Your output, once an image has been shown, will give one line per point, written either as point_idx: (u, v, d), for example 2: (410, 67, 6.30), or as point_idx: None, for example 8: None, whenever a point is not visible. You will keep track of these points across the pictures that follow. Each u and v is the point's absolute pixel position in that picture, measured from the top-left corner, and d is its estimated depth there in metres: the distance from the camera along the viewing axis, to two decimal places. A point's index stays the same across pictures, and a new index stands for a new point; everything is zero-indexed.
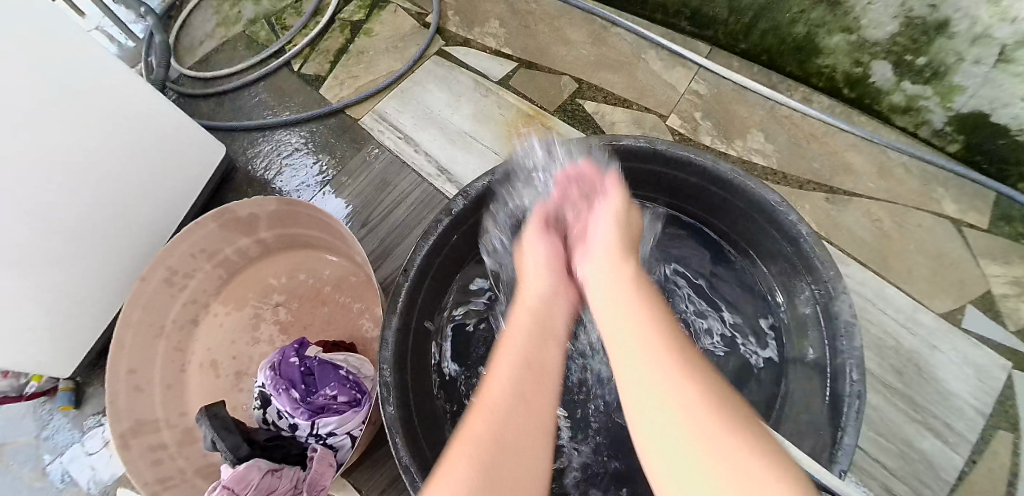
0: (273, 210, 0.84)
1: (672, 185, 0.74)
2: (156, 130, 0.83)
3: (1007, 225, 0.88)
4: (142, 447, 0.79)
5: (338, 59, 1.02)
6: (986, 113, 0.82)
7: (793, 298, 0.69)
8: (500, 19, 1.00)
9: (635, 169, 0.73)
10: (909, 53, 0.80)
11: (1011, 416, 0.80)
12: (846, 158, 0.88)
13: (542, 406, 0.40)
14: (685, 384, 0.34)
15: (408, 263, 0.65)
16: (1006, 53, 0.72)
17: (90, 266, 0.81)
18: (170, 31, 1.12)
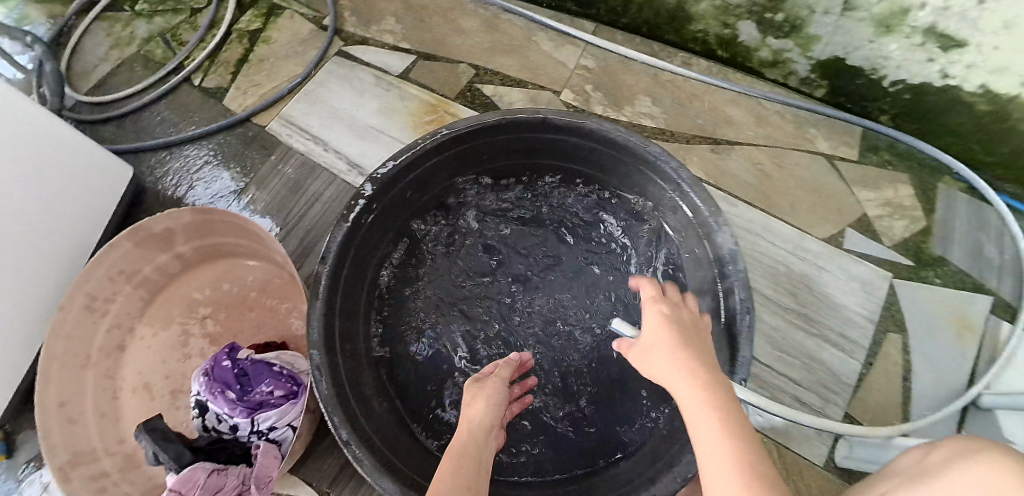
0: (189, 221, 0.84)
1: (562, 151, 0.80)
2: (41, 146, 0.79)
3: (874, 155, 1.00)
4: (82, 477, 0.78)
5: (238, 69, 1.04)
6: (842, 57, 0.93)
7: (682, 239, 0.76)
8: (395, 16, 1.04)
9: (527, 139, 0.78)
10: (768, 11, 0.89)
11: (897, 318, 0.91)
12: (726, 112, 0.96)
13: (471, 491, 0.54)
14: (731, 473, 0.39)
15: (326, 251, 0.68)
16: (850, 2, 0.84)
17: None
18: (61, 57, 1.10)
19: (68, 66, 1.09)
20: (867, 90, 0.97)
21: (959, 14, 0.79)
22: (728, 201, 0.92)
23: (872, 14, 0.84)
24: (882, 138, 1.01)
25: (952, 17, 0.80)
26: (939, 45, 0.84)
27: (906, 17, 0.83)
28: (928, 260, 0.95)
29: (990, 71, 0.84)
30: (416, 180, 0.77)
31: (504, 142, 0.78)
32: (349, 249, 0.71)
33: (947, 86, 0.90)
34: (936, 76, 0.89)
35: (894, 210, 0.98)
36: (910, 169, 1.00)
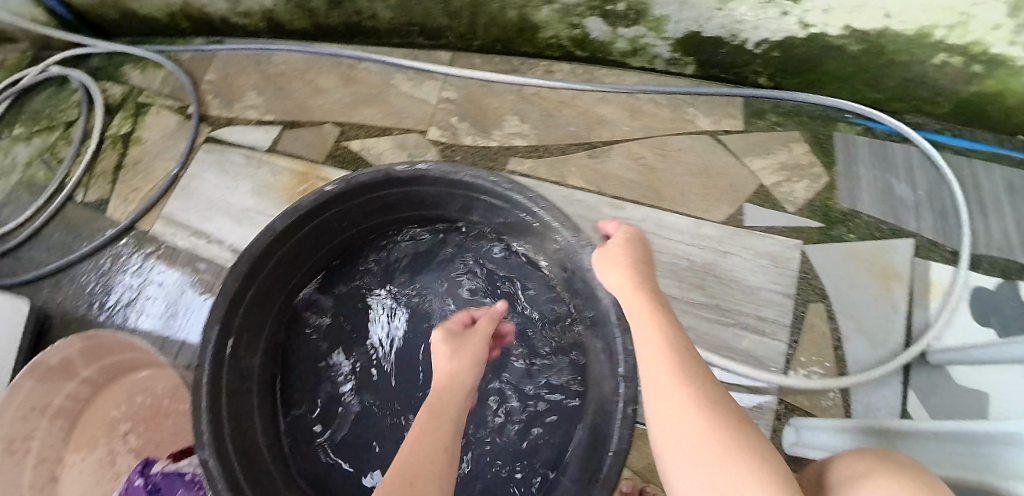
0: (81, 347, 0.85)
1: (422, 197, 0.76)
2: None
3: (761, 119, 0.98)
4: None
5: (116, 177, 1.03)
6: (698, 29, 0.90)
7: (558, 262, 0.71)
8: (255, 89, 1.03)
9: (383, 193, 0.74)
10: (607, 3, 0.86)
11: (816, 286, 0.89)
12: (597, 112, 0.94)
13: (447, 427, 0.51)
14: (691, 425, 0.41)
15: (195, 362, 0.61)
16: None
17: None
18: None
19: None
20: (733, 57, 0.95)
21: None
22: (613, 205, 0.89)
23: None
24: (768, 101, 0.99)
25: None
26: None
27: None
28: (836, 216, 0.93)
29: (848, 11, 0.81)
30: (281, 258, 0.71)
31: (361, 202, 0.74)
32: (226, 347, 0.65)
33: (812, 35, 0.87)
34: (796, 28, 0.86)
35: (793, 172, 0.96)
36: (800, 124, 0.99)
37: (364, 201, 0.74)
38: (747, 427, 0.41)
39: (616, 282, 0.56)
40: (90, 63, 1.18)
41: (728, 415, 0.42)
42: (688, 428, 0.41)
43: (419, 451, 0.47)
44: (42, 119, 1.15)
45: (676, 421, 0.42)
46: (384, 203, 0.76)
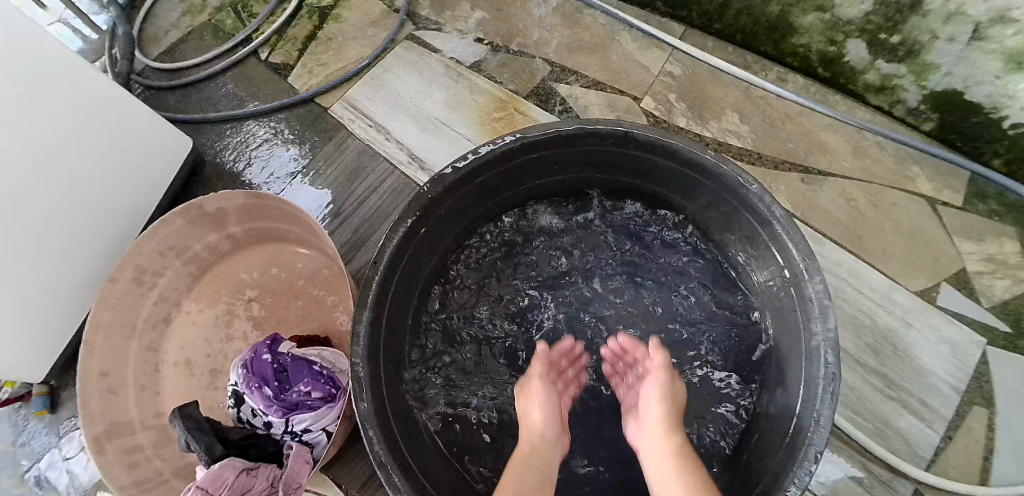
0: (242, 203, 0.79)
1: (642, 167, 0.72)
2: (99, 111, 0.78)
3: (982, 203, 0.84)
4: (117, 450, 0.75)
5: (306, 46, 1.01)
6: (959, 90, 0.78)
7: (767, 279, 0.68)
8: (470, 3, 0.99)
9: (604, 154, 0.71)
10: (883, 31, 0.77)
11: (987, 392, 0.75)
12: (820, 137, 0.88)
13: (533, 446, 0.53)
14: None
15: (379, 254, 0.63)
16: (980, 31, 0.70)
17: (61, 268, 0.79)
18: (134, 21, 1.10)
19: (140, 30, 1.09)
20: (980, 129, 0.81)
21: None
22: (813, 238, 0.84)
23: (1003, 47, 0.70)
24: (992, 184, 0.84)
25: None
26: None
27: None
28: None
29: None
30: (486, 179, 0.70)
31: (579, 152, 0.71)
32: (407, 248, 0.66)
33: None
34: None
35: (996, 266, 0.81)
36: (1019, 222, 0.82)
37: (588, 151, 0.70)
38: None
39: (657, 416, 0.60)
40: None
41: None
42: None
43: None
44: None
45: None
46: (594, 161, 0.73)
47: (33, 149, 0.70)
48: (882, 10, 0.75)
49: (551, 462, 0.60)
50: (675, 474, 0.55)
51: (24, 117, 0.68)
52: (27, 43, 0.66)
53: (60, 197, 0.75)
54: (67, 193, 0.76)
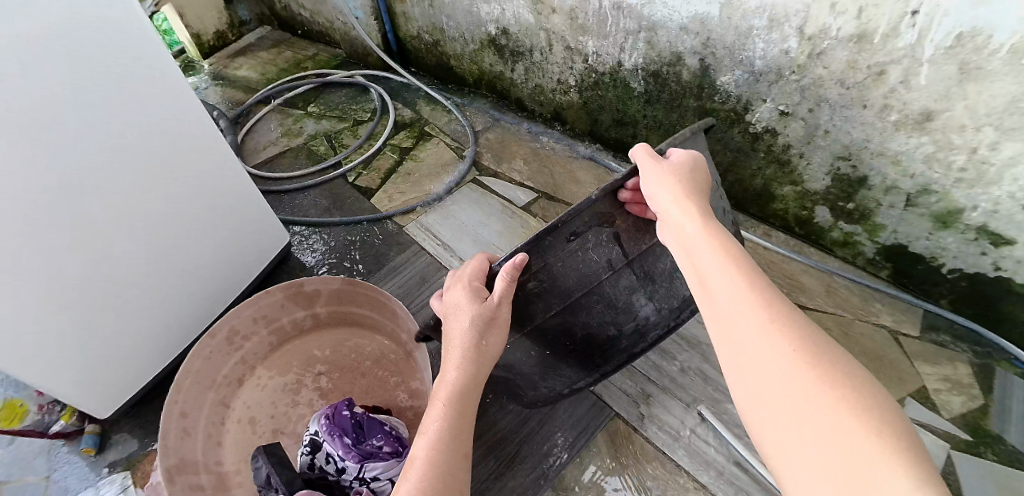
0: (336, 288, 0.97)
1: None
2: (234, 209, 1.05)
3: (935, 333, 1.03)
4: (183, 484, 0.83)
5: (387, 176, 1.27)
6: (904, 244, 1.01)
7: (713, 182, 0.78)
8: (523, 158, 1.27)
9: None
10: (841, 200, 1.03)
11: (956, 489, 0.88)
12: (800, 279, 1.11)
13: (454, 416, 0.58)
14: (735, 280, 0.47)
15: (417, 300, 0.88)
16: (911, 199, 0.95)
17: (158, 311, 0.99)
18: (238, 132, 1.39)
19: (243, 141, 1.38)
20: (925, 274, 1.03)
21: (1006, 217, 0.86)
22: None
23: (931, 212, 0.94)
24: (944, 320, 1.04)
25: (1001, 220, 0.87)
26: (990, 240, 0.90)
27: (961, 216, 0.91)
28: (983, 436, 0.93)
29: None
30: None
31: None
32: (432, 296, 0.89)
33: (1000, 277, 0.94)
34: (989, 267, 0.93)
35: (952, 385, 0.98)
36: (969, 350, 1.01)
37: None
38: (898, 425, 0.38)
39: (687, 212, 0.55)
40: (387, 84, 1.50)
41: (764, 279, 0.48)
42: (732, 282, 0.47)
43: (446, 433, 0.56)
44: (336, 110, 1.43)
45: (778, 385, 0.41)
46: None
47: (176, 207, 0.94)
48: (838, 186, 1.02)
49: (452, 373, 0.61)
50: (709, 238, 0.52)
51: (188, 187, 0.94)
52: (204, 136, 0.94)
53: (182, 253, 0.98)
54: (185, 248, 0.98)
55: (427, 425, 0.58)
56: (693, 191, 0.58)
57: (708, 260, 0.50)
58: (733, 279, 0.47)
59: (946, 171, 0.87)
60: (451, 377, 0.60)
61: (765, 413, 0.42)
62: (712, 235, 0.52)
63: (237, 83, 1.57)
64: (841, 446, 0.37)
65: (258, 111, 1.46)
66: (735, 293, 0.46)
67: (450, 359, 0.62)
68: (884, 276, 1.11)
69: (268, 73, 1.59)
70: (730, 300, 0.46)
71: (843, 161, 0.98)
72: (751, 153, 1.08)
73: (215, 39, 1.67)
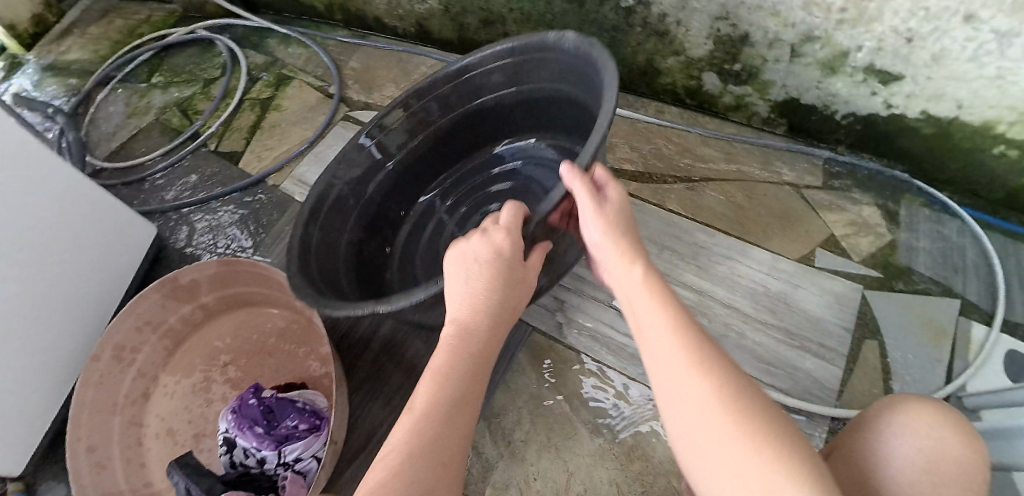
0: (214, 272, 0.90)
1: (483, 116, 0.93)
2: (77, 208, 0.90)
3: (839, 181, 1.01)
4: None
5: (251, 135, 1.17)
6: (795, 97, 0.97)
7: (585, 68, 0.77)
8: (393, 82, 1.17)
9: (454, 136, 0.95)
10: (726, 63, 0.97)
11: (873, 326, 0.90)
12: (699, 152, 1.07)
13: (459, 389, 0.48)
14: (652, 307, 0.45)
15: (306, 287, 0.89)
16: (796, 49, 0.88)
17: (35, 348, 0.85)
18: (82, 126, 1.24)
19: (90, 134, 1.24)
20: (821, 124, 1.00)
21: (891, 52, 0.81)
22: (705, 232, 1.00)
23: (817, 60, 0.88)
24: (845, 166, 1.02)
25: (886, 56, 0.82)
26: (879, 79, 0.86)
27: (846, 59, 0.86)
28: (895, 271, 0.93)
29: (928, 99, 0.85)
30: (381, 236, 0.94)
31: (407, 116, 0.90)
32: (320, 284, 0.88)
33: (893, 115, 0.90)
34: (881, 107, 0.90)
35: (860, 227, 0.98)
36: (871, 188, 1.00)
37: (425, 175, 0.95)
38: (793, 430, 0.37)
39: (599, 226, 0.53)
40: (234, 32, 1.37)
41: (668, 295, 0.46)
42: (643, 314, 0.45)
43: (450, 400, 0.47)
44: (182, 74, 1.31)
45: (690, 411, 0.39)
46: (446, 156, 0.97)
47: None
48: (721, 48, 0.94)
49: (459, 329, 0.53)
50: (625, 258, 0.49)
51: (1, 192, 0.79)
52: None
53: (32, 275, 0.84)
54: (35, 267, 0.84)
55: (420, 396, 0.48)
56: (620, 220, 0.53)
57: (632, 287, 0.47)
58: (648, 306, 0.45)
59: (827, 16, 0.81)
60: (466, 337, 0.52)
61: (686, 436, 0.39)
62: (634, 261, 0.49)
63: (71, 70, 1.36)
64: (724, 418, 0.37)
65: (98, 95, 1.29)
66: (647, 321, 0.44)
67: (458, 310, 0.54)
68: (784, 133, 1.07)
69: (104, 50, 1.40)
70: (645, 329, 0.44)
71: (722, 21, 0.90)
72: (627, 30, 1.00)
73: (34, 26, 1.44)
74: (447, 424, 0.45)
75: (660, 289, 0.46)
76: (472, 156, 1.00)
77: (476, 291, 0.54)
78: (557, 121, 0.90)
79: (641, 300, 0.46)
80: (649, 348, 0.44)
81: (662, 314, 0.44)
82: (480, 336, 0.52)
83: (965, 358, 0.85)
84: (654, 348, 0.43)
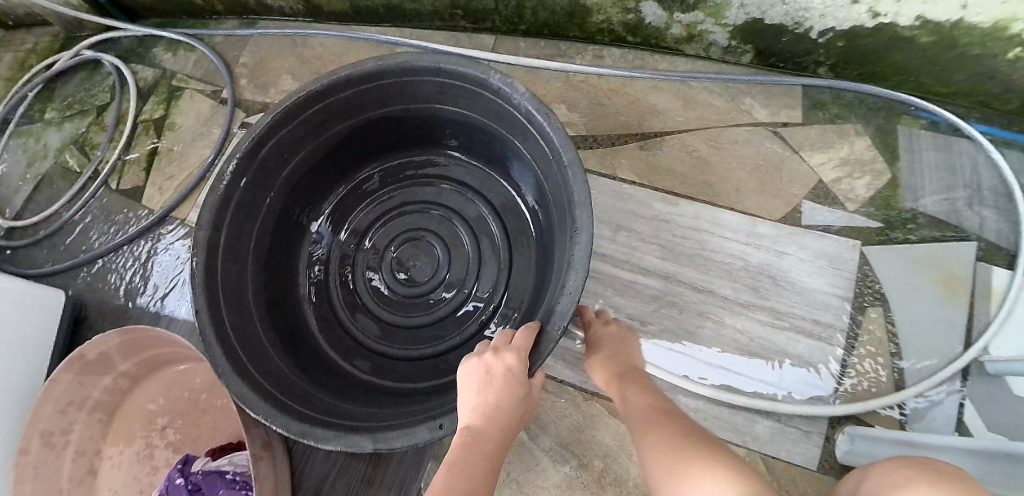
0: (120, 342, 0.80)
1: (379, 128, 0.81)
2: None
3: (822, 112, 0.83)
4: None
5: (150, 163, 1.07)
6: (758, 18, 0.77)
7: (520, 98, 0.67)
8: (290, 74, 1.05)
9: (346, 145, 0.82)
10: None
11: (877, 290, 0.75)
12: (648, 101, 0.89)
13: (475, 486, 0.45)
14: (649, 437, 0.45)
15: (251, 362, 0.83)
16: None
17: None
18: None
19: None
20: (794, 47, 0.81)
21: None
22: (666, 200, 0.84)
23: None
24: (828, 91, 0.83)
25: None
26: None
27: None
28: (898, 217, 0.78)
29: (923, 1, 0.66)
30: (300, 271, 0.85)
31: (290, 131, 0.72)
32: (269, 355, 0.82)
33: (879, 27, 0.71)
34: (866, 17, 0.71)
35: (852, 168, 0.80)
36: (862, 116, 0.82)
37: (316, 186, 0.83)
38: None
39: (633, 400, 0.51)
40: (121, 45, 1.20)
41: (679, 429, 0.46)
42: (644, 439, 0.46)
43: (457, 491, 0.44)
44: (76, 103, 1.17)
45: None
46: (330, 167, 0.84)
47: None
48: None
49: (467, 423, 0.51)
50: (640, 400, 0.50)
51: None
52: None
53: None
54: None
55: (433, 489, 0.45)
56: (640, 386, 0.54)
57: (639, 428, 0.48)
58: (647, 436, 0.46)
59: None
60: (485, 431, 0.50)
61: None
62: (650, 411, 0.48)
63: None
64: None
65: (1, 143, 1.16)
66: (649, 436, 0.46)
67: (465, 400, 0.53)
68: (749, 61, 0.87)
69: None
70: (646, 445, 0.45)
71: None
72: None
73: None
74: None
75: (667, 427, 0.46)
76: (366, 161, 0.88)
77: (489, 398, 0.51)
78: (461, 126, 0.79)
79: (641, 439, 0.46)
80: (649, 455, 0.44)
81: (659, 449, 0.43)
82: (495, 440, 0.50)
83: (992, 312, 0.72)
84: (652, 470, 0.43)
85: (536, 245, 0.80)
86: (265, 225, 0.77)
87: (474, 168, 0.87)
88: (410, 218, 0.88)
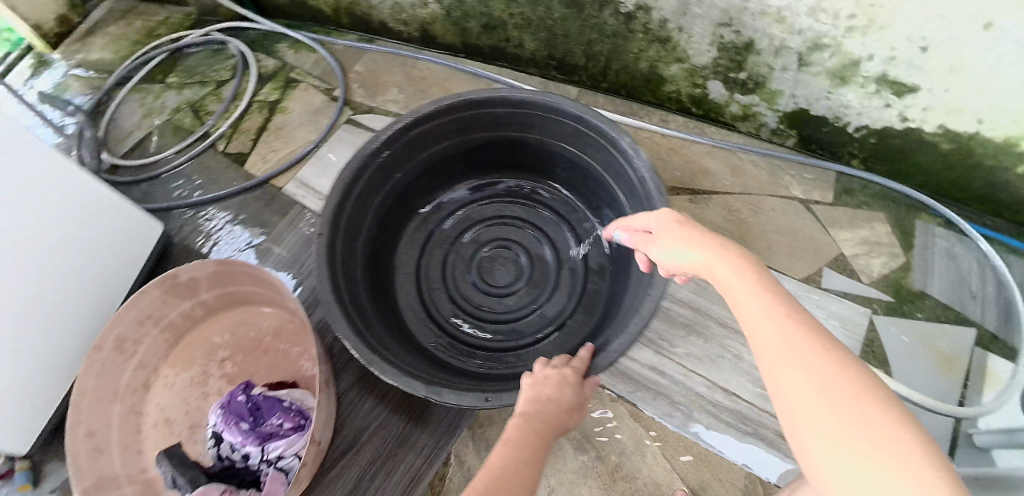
0: (212, 271, 0.91)
1: (499, 148, 0.96)
2: (88, 205, 0.91)
3: (849, 197, 0.97)
4: None
5: (258, 136, 1.22)
6: (805, 108, 0.93)
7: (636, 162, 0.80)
8: (397, 86, 1.23)
9: (477, 152, 0.97)
10: (731, 71, 0.93)
11: (880, 354, 0.86)
12: (702, 163, 1.03)
13: (529, 454, 0.56)
14: (790, 329, 0.40)
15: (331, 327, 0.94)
16: (803, 58, 0.85)
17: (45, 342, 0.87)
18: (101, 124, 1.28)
19: (107, 132, 1.27)
20: (832, 138, 0.96)
21: (905, 61, 0.77)
22: None
23: (826, 69, 0.84)
24: (858, 180, 0.98)
25: (899, 65, 0.78)
26: (893, 91, 0.82)
27: (858, 68, 0.81)
28: (906, 296, 0.89)
29: (947, 112, 0.81)
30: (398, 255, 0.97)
31: (438, 125, 0.86)
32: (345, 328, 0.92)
33: (908, 129, 0.87)
34: (896, 120, 0.86)
35: (871, 248, 0.93)
36: (884, 207, 0.96)
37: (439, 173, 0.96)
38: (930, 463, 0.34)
39: (736, 280, 0.46)
40: (248, 36, 1.40)
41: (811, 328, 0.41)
42: (778, 328, 0.41)
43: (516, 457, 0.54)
44: (196, 75, 1.35)
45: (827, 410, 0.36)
46: (455, 165, 0.98)
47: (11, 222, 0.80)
48: (725, 55, 0.91)
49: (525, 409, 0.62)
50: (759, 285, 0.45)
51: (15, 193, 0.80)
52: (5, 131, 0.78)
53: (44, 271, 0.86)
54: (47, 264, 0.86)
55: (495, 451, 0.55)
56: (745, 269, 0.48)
57: (764, 316, 0.42)
58: (786, 328, 0.40)
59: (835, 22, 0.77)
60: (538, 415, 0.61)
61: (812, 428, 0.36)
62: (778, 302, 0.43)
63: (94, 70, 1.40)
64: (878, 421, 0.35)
65: (116, 93, 1.33)
66: (778, 328, 0.41)
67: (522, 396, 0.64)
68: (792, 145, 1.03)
69: (123, 51, 1.43)
70: (778, 335, 0.40)
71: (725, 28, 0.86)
72: (629, 36, 0.97)
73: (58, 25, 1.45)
74: (515, 473, 0.52)
75: (808, 329, 0.41)
76: (485, 171, 1.02)
77: (542, 393, 0.64)
78: (578, 166, 0.94)
79: (768, 326, 0.41)
80: (777, 345, 0.40)
81: (815, 351, 0.39)
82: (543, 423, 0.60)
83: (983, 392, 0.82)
84: (791, 365, 0.39)
85: (608, 288, 0.92)
86: (388, 195, 0.90)
87: (575, 206, 1.01)
88: (507, 230, 1.02)
